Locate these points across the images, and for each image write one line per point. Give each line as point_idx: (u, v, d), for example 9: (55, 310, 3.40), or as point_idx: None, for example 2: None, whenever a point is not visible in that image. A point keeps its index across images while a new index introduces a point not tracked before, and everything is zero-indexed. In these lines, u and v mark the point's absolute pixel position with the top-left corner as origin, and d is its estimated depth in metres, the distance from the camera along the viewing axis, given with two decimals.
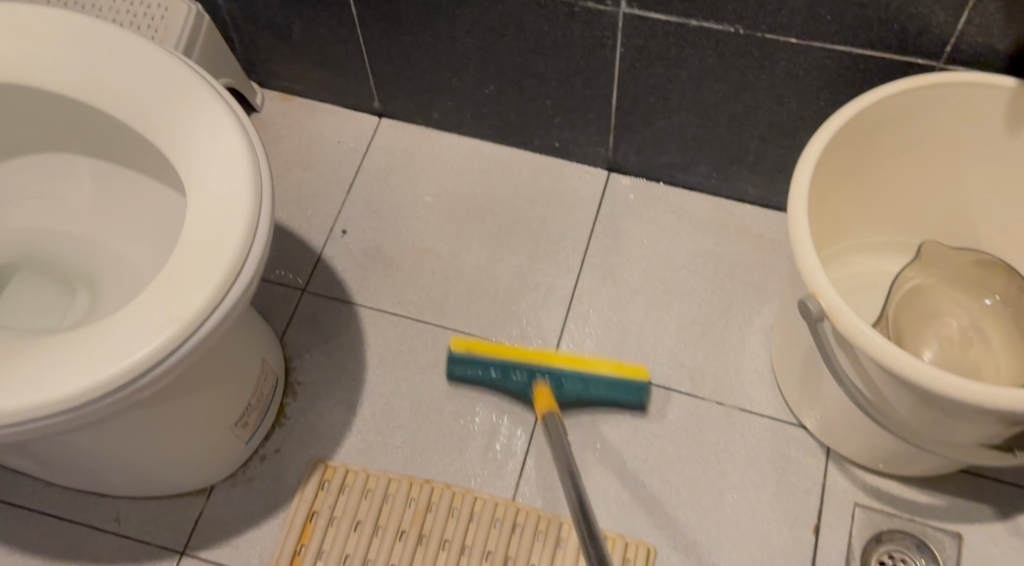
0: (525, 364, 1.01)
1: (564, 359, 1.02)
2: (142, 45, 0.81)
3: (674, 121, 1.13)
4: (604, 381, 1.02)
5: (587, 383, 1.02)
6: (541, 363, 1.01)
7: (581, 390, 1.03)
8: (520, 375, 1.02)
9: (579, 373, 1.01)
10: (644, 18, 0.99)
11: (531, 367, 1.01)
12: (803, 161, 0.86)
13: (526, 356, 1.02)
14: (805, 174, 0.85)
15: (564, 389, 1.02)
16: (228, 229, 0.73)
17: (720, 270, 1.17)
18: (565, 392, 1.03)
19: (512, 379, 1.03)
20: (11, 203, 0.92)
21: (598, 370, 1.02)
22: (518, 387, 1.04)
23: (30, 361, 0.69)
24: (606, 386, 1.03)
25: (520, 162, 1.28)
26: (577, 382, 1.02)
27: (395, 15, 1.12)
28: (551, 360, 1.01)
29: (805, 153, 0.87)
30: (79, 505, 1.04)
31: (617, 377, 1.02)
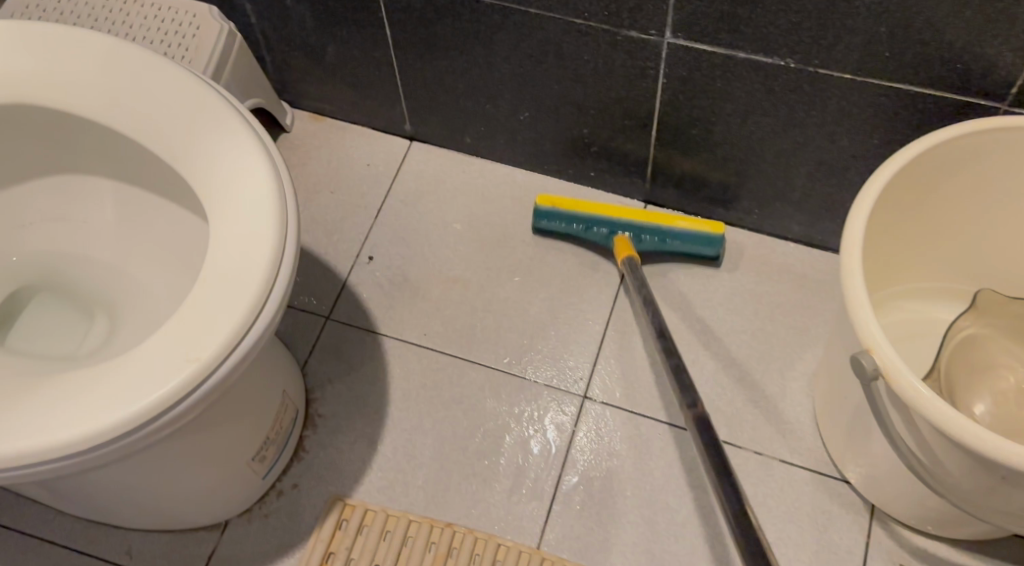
0: (605, 222, 1.12)
1: (641, 215, 1.11)
2: (171, 68, 0.78)
3: (716, 154, 1.08)
4: (678, 235, 1.11)
5: (662, 236, 1.11)
6: (621, 220, 1.11)
7: (658, 242, 1.11)
8: (600, 228, 1.12)
9: (655, 230, 1.11)
10: (690, 49, 0.95)
11: (609, 223, 1.12)
12: (857, 206, 0.81)
13: (606, 212, 1.12)
14: (859, 219, 0.80)
15: (642, 243, 1.12)
16: (250, 268, 0.69)
17: (760, 310, 1.12)
18: (644, 245, 1.12)
19: (593, 232, 1.13)
20: (30, 226, 0.89)
21: (670, 224, 1.11)
22: (598, 240, 1.14)
23: (36, 401, 0.66)
24: (683, 240, 1.11)
25: (554, 191, 1.24)
26: (656, 237, 1.11)
27: (430, 39, 1.09)
28: (628, 217, 1.11)
29: (859, 197, 0.82)
30: (90, 536, 1.00)
31: (695, 232, 1.11)
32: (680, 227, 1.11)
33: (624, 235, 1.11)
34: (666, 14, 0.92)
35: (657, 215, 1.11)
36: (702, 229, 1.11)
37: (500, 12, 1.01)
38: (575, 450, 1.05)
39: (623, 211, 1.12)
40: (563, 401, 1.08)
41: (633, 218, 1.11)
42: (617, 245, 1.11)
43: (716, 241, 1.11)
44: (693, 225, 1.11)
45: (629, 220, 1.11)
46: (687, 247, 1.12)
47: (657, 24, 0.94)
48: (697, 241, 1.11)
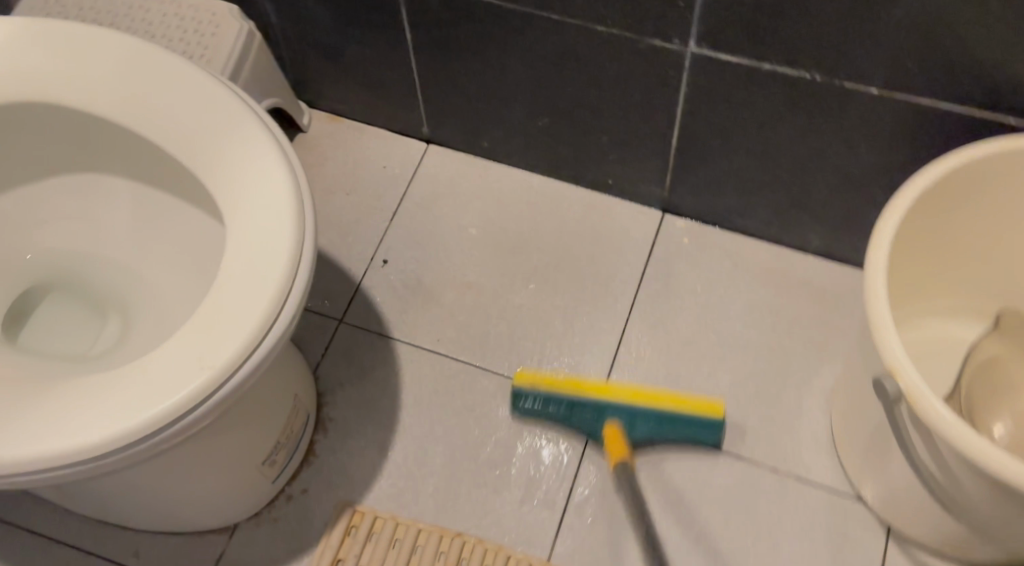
0: (589, 400, 0.98)
1: (629, 394, 0.97)
2: (190, 70, 0.77)
3: (736, 166, 1.07)
4: (675, 420, 0.98)
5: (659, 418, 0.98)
6: (610, 403, 0.97)
7: (654, 428, 0.99)
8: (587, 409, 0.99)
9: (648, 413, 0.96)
10: (714, 59, 0.94)
11: (594, 403, 0.98)
12: (883, 224, 0.80)
13: (588, 389, 0.98)
14: (885, 238, 0.79)
15: (637, 428, 0.99)
16: (266, 274, 0.68)
17: (777, 324, 1.11)
18: (638, 429, 1.00)
19: (579, 416, 1.00)
20: (46, 224, 0.89)
21: (668, 410, 0.97)
22: (585, 423, 1.01)
23: (49, 405, 0.65)
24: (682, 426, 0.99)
25: (571, 197, 1.23)
26: (651, 420, 0.98)
27: (450, 42, 1.08)
28: (618, 397, 0.97)
29: (885, 215, 0.81)
30: (99, 535, 1.00)
31: (697, 417, 0.97)
32: (679, 409, 0.97)
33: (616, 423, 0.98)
34: (690, 24, 0.91)
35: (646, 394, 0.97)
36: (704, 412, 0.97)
37: (521, 18, 1.00)
38: (587, 462, 1.03)
39: (613, 392, 0.98)
40: None
41: (622, 397, 0.97)
42: (610, 434, 0.97)
43: (718, 428, 0.98)
44: (694, 408, 0.97)
45: (619, 400, 0.97)
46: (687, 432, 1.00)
47: (681, 33, 0.92)
48: (698, 424, 0.98)
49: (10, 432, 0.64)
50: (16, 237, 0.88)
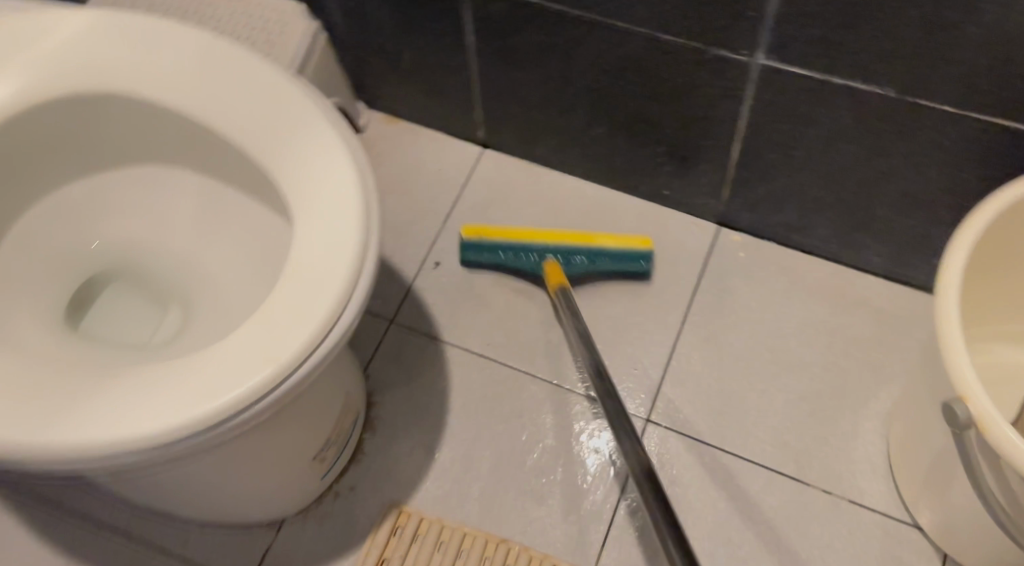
0: (537, 248, 1.09)
1: (566, 240, 1.09)
2: (261, 67, 0.78)
3: (797, 181, 1.05)
4: (607, 255, 1.10)
5: (596, 254, 1.10)
6: (552, 244, 1.09)
7: (589, 266, 1.11)
8: (534, 254, 1.10)
9: (584, 249, 1.09)
10: (780, 72, 0.91)
11: (541, 249, 1.09)
12: (956, 244, 0.78)
13: (539, 237, 1.10)
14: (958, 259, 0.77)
15: (574, 264, 1.10)
16: (333, 272, 0.69)
17: (834, 343, 1.09)
18: (575, 265, 1.10)
19: (525, 259, 1.11)
20: (112, 214, 0.90)
21: (601, 245, 1.10)
22: (527, 264, 1.12)
23: (116, 392, 0.66)
24: (612, 258, 1.11)
25: (625, 207, 1.22)
26: (587, 255, 1.10)
27: (511, 47, 1.08)
28: (560, 240, 1.09)
29: (958, 236, 0.79)
30: (149, 525, 1.01)
31: (623, 249, 1.10)
32: (608, 245, 1.10)
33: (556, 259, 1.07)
34: (759, 35, 0.88)
35: (583, 238, 1.09)
36: (634, 247, 1.10)
37: (585, 25, 0.98)
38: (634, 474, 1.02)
39: (554, 235, 1.09)
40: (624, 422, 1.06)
41: (562, 240, 1.09)
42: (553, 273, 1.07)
43: (648, 259, 1.11)
44: (624, 241, 1.11)
45: (561, 245, 1.09)
46: (618, 266, 1.12)
47: (749, 45, 0.90)
48: (626, 258, 1.11)
49: (76, 418, 0.64)
50: (82, 226, 0.89)
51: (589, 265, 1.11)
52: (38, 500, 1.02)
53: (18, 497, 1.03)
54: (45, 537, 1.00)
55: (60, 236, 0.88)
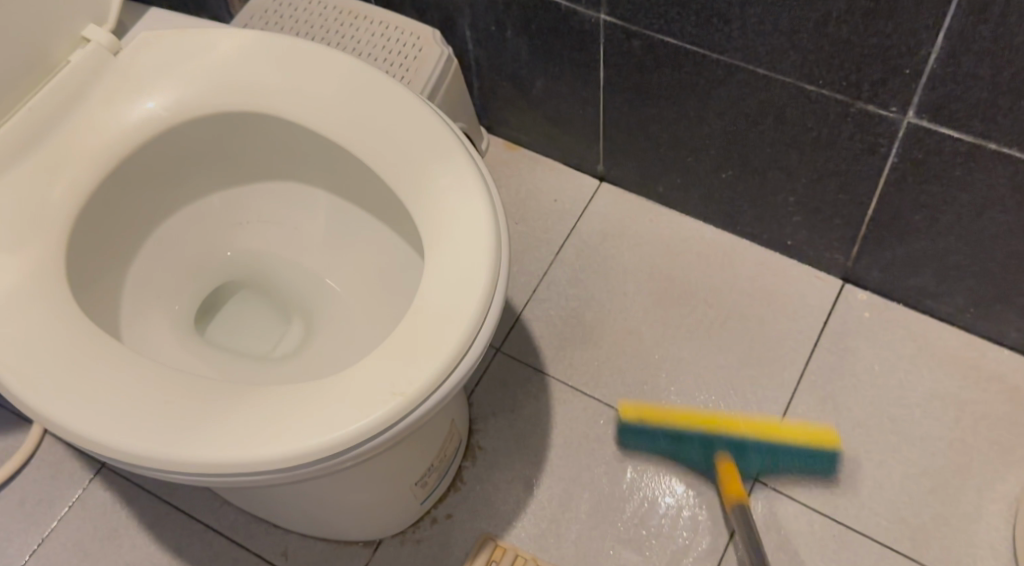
0: (697, 434, 0.98)
1: (744, 427, 0.98)
2: (407, 97, 0.79)
3: (936, 245, 1.00)
4: (784, 454, 1.00)
5: (773, 452, 0.99)
6: (715, 434, 0.98)
7: (768, 462, 1.00)
8: (699, 444, 1.00)
9: (762, 443, 0.98)
10: (933, 132, 0.87)
11: (703, 437, 0.98)
12: None
13: (698, 421, 0.99)
14: None
15: (749, 464, 1.00)
16: (460, 310, 0.68)
17: (961, 418, 1.04)
18: (751, 459, 1.00)
19: (689, 449, 1.01)
20: (247, 226, 0.93)
21: (785, 440, 0.99)
22: (694, 458, 1.01)
23: (244, 408, 0.67)
24: (791, 458, 1.00)
25: (744, 253, 1.18)
26: (765, 454, 0.99)
27: (645, 85, 1.05)
28: (721, 428, 0.98)
29: None
30: (251, 529, 1.03)
31: (807, 447, 1.00)
32: (789, 442, 0.99)
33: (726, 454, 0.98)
34: (913, 93, 0.84)
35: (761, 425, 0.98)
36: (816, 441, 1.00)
37: (725, 69, 0.95)
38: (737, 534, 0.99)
39: (711, 422, 0.98)
40: None
41: (729, 429, 0.98)
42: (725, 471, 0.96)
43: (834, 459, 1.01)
44: (809, 440, 1.00)
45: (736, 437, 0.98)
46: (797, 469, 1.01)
47: (901, 101, 0.86)
48: (809, 456, 1.00)
49: (205, 430, 0.66)
50: (218, 236, 0.92)
51: (764, 463, 1.00)
52: (148, 494, 1.06)
53: (130, 489, 1.06)
54: (152, 532, 1.03)
55: (195, 244, 0.91)
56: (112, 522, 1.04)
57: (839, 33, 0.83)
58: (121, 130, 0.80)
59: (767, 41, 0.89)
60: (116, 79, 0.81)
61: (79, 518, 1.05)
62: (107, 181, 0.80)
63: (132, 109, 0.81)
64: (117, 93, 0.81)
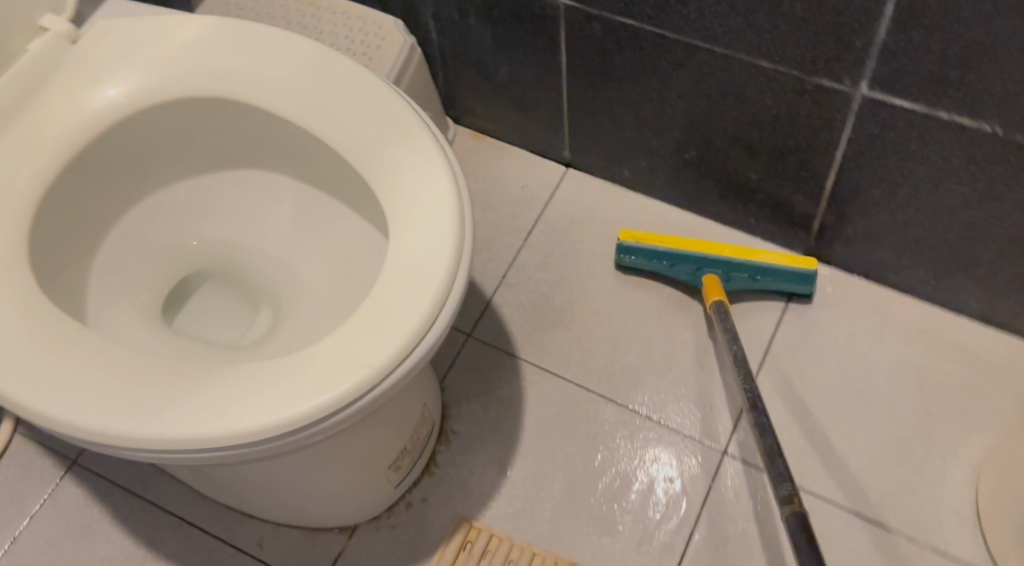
0: (686, 258, 1.10)
1: (728, 251, 1.08)
2: (368, 79, 0.79)
3: (895, 218, 1.02)
4: (764, 272, 1.08)
5: (755, 269, 1.08)
6: (702, 258, 1.09)
7: (751, 279, 1.09)
8: (688, 262, 1.10)
9: (744, 265, 1.08)
10: (886, 104, 0.89)
11: (691, 260, 1.09)
12: None
13: (689, 245, 1.09)
14: None
15: (732, 279, 1.10)
16: (425, 285, 0.69)
17: (924, 387, 1.06)
18: (737, 278, 1.10)
19: (680, 265, 1.11)
20: (212, 214, 0.93)
21: (766, 263, 1.08)
22: (687, 272, 1.12)
23: (212, 386, 0.67)
24: (773, 275, 1.08)
25: (710, 233, 1.19)
26: (750, 273, 1.09)
27: (607, 68, 1.06)
28: (707, 251, 1.09)
29: None
30: (225, 521, 1.03)
31: (785, 267, 1.08)
32: (768, 263, 1.08)
33: (712, 273, 1.09)
34: (866, 66, 0.86)
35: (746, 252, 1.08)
36: (792, 264, 1.08)
37: (684, 49, 0.97)
38: (708, 508, 1.01)
39: (702, 246, 1.09)
40: (701, 453, 1.04)
41: (714, 251, 1.08)
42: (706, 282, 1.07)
43: (812, 278, 1.08)
44: (787, 260, 1.08)
45: (719, 255, 1.08)
46: (780, 283, 1.10)
47: (854, 75, 0.88)
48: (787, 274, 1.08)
49: (173, 409, 0.66)
50: (184, 225, 0.92)
51: (750, 278, 1.09)
52: (121, 490, 1.05)
53: (103, 485, 1.06)
54: (126, 527, 1.03)
55: (161, 233, 0.91)
56: (84, 518, 1.04)
57: (792, 9, 0.85)
58: (81, 119, 0.80)
59: (724, 19, 0.90)
60: (75, 68, 0.81)
61: (51, 515, 1.04)
62: (69, 170, 0.80)
63: (91, 98, 0.80)
64: (76, 82, 0.81)
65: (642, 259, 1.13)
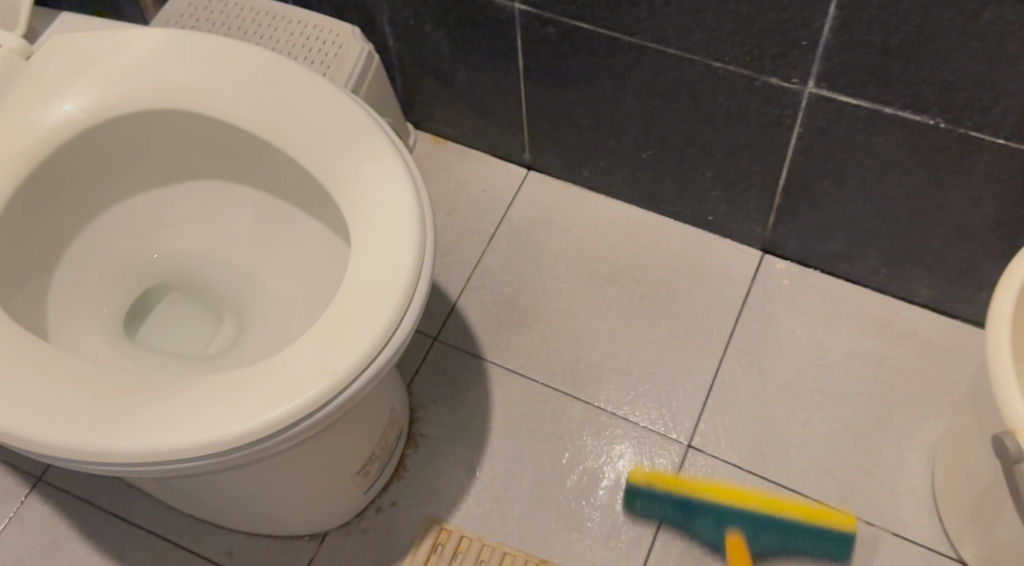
0: (708, 504, 0.93)
1: (755, 501, 0.93)
2: (325, 87, 0.80)
3: (846, 210, 1.04)
4: (797, 535, 0.93)
5: (786, 533, 0.93)
6: (726, 505, 0.93)
7: (779, 540, 0.94)
8: (708, 516, 0.95)
9: (779, 518, 0.92)
10: (833, 100, 0.91)
11: (715, 507, 0.94)
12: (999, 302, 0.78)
13: (710, 492, 0.94)
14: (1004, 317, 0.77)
15: (759, 541, 0.95)
16: (388, 289, 0.70)
17: (879, 374, 1.09)
18: (762, 539, 0.95)
19: (699, 521, 0.96)
20: (172, 226, 0.93)
21: (802, 521, 0.93)
22: (705, 529, 0.97)
23: (176, 397, 0.67)
24: (809, 536, 0.94)
25: (669, 230, 1.22)
26: (778, 534, 0.94)
27: (562, 71, 1.08)
28: (734, 501, 0.93)
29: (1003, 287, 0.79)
30: (195, 532, 1.03)
31: (825, 528, 0.93)
32: (806, 523, 0.93)
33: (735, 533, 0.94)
34: (812, 63, 0.89)
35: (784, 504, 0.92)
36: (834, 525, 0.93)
37: (637, 50, 0.99)
38: None
39: (725, 492, 0.93)
40: (665, 447, 1.06)
41: (740, 500, 0.93)
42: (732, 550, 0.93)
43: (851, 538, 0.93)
44: (828, 521, 0.93)
45: (750, 508, 0.92)
46: (816, 551, 0.95)
47: (801, 73, 0.90)
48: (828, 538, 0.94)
49: (137, 420, 0.66)
50: (144, 238, 0.92)
51: (779, 541, 0.95)
52: (88, 505, 1.05)
53: (70, 501, 1.05)
54: (94, 542, 1.03)
55: (122, 247, 0.91)
56: (51, 535, 1.03)
57: (740, 10, 0.87)
58: (37, 134, 0.80)
59: (674, 21, 0.92)
60: (30, 83, 0.81)
61: (16, 535, 1.03)
62: (26, 185, 0.80)
63: (47, 113, 0.80)
64: (32, 97, 0.80)
65: (658, 504, 0.97)
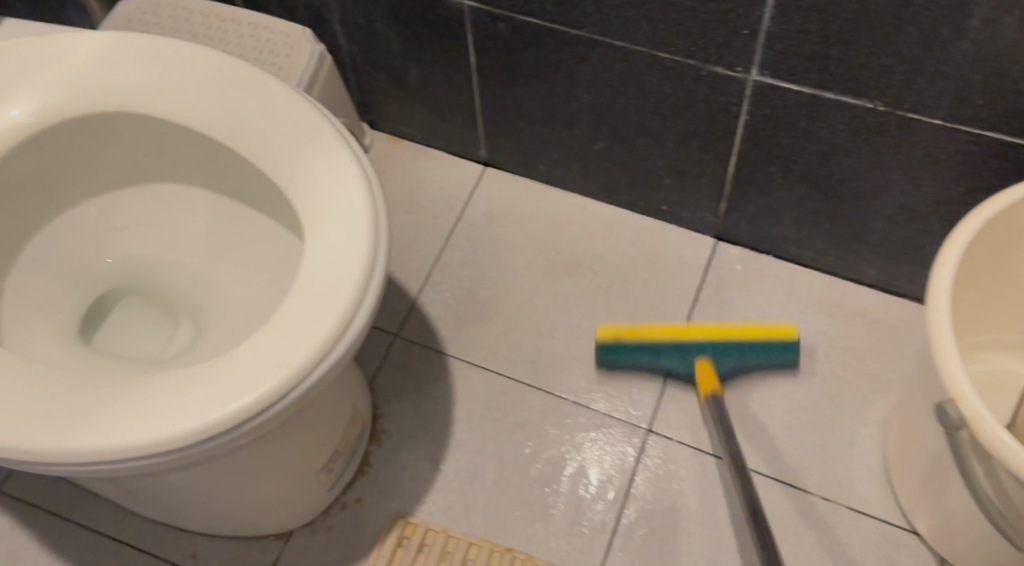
0: (669, 344, 1.04)
1: (708, 332, 1.03)
2: (274, 85, 0.80)
3: (793, 194, 1.07)
4: (751, 349, 1.04)
5: (741, 352, 1.04)
6: (684, 341, 1.03)
7: (738, 357, 1.05)
8: (673, 352, 1.05)
9: (729, 342, 1.02)
10: (776, 87, 0.94)
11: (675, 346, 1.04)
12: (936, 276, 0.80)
13: (666, 333, 1.03)
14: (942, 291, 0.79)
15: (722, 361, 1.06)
16: (343, 283, 0.71)
17: (831, 354, 1.11)
18: (725, 357, 1.05)
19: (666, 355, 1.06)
20: (126, 230, 0.93)
21: (750, 339, 1.03)
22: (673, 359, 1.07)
23: (131, 397, 0.67)
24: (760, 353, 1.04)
25: (624, 220, 1.23)
26: (735, 351, 1.04)
27: (513, 66, 1.09)
28: (686, 335, 1.03)
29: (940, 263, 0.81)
30: (159, 537, 1.03)
31: (771, 341, 1.02)
32: (752, 340, 1.03)
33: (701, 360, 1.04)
34: (754, 52, 0.91)
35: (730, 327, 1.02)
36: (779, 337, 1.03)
37: (585, 43, 1.00)
38: (635, 486, 1.04)
39: (680, 328, 1.03)
40: (626, 433, 1.08)
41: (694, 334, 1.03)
42: (702, 371, 1.03)
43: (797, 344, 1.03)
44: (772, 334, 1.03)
45: (702, 336, 1.02)
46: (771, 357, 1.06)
47: (745, 61, 0.92)
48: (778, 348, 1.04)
49: (93, 422, 0.66)
50: (97, 243, 0.92)
51: (737, 357, 1.06)
52: (48, 515, 1.04)
53: (30, 511, 1.04)
54: (56, 552, 1.02)
55: (74, 252, 0.91)
56: (12, 546, 1.02)
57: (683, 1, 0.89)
58: None
59: (620, 13, 0.94)
60: None
61: None
62: None
63: None
64: None
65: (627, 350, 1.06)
